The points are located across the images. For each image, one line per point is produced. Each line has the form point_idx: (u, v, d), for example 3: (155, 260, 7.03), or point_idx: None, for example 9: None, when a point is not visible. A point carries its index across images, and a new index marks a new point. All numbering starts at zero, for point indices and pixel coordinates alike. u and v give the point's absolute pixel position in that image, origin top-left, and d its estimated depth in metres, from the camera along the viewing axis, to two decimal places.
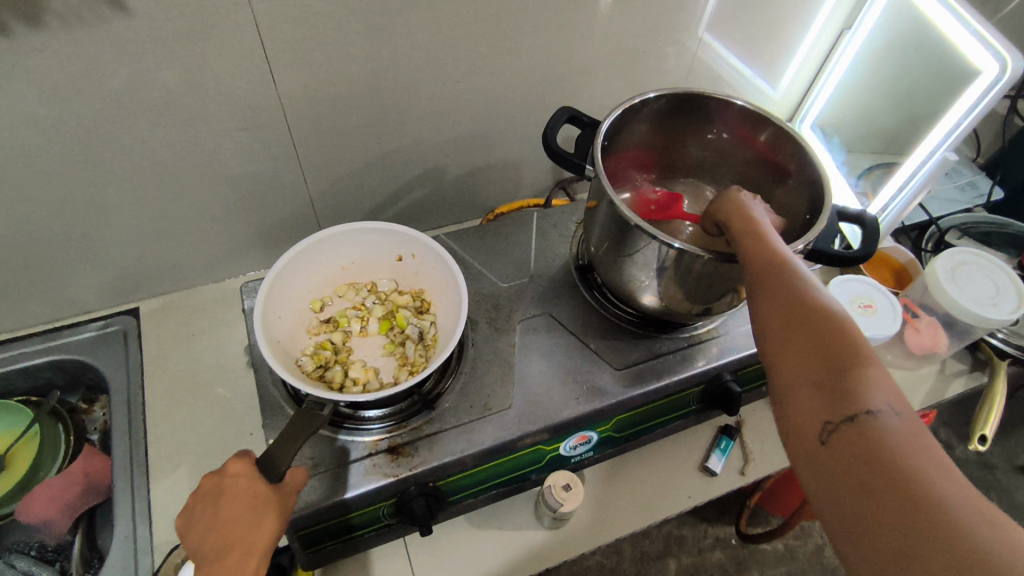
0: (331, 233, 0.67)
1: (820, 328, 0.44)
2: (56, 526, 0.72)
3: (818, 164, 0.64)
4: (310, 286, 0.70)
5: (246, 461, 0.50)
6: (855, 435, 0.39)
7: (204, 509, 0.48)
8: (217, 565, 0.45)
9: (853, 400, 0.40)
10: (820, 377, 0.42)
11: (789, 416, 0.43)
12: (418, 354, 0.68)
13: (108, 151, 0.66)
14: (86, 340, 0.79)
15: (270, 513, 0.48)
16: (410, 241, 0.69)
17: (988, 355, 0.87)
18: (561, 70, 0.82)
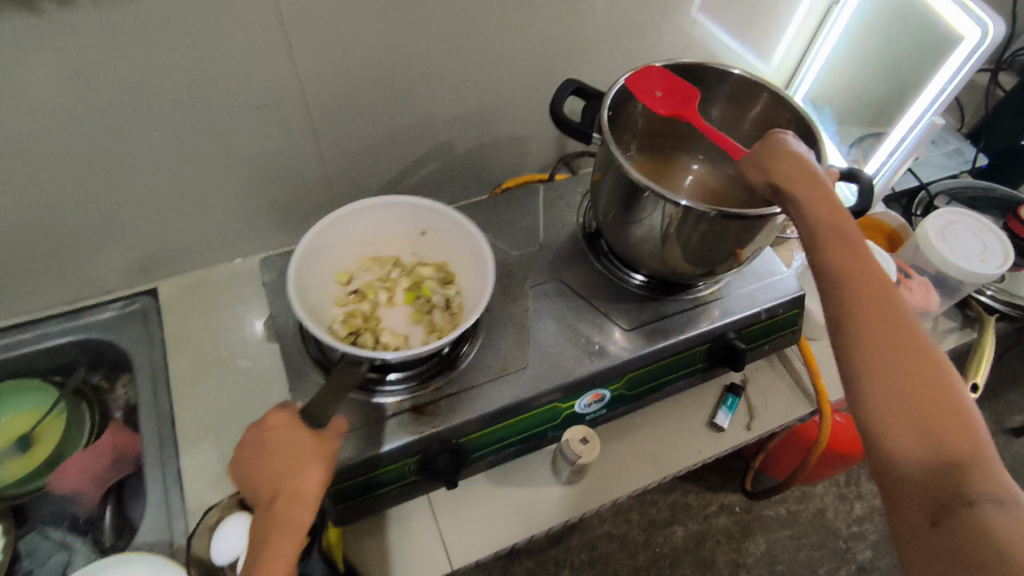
0: (357, 207, 0.70)
1: (926, 395, 0.45)
2: (88, 496, 0.75)
3: (814, 126, 0.67)
4: (337, 259, 0.72)
5: (284, 413, 0.54)
6: (971, 520, 0.40)
7: (251, 457, 0.53)
8: (271, 509, 0.50)
9: (965, 483, 0.42)
10: (928, 450, 0.43)
11: (896, 483, 0.44)
12: (444, 320, 0.70)
13: (129, 132, 0.68)
14: (108, 320, 0.81)
15: (313, 461, 0.51)
16: (431, 214, 0.72)
17: (978, 312, 0.90)
18: (564, 46, 0.84)
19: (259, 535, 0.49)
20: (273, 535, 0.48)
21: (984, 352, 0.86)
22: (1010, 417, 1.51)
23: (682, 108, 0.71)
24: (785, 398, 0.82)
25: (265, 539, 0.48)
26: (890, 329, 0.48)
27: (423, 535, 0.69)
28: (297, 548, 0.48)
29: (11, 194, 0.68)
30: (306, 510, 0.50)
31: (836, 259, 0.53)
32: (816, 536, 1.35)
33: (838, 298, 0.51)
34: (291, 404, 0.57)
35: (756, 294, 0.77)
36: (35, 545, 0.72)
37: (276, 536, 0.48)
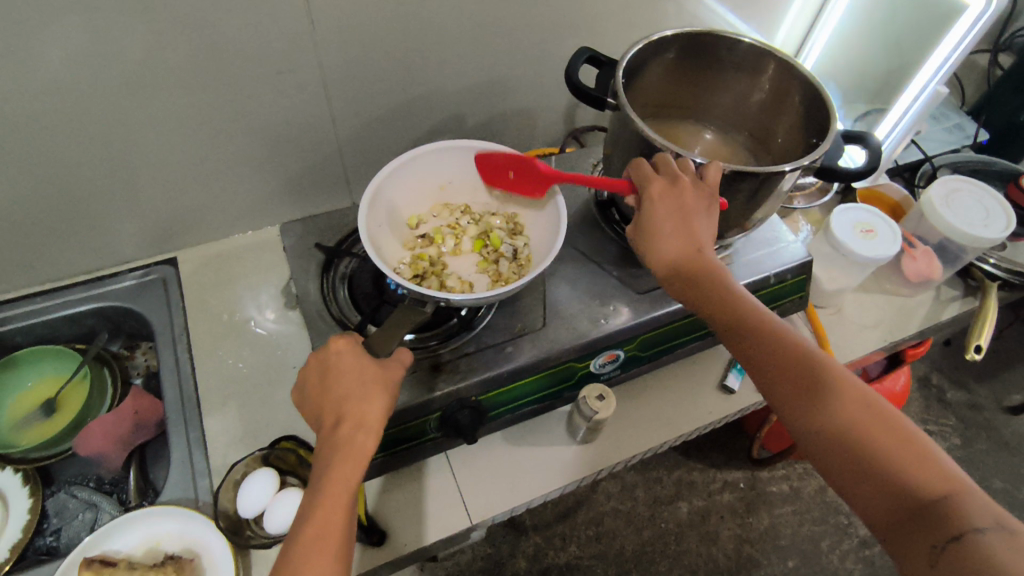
0: (430, 150, 0.70)
1: (880, 451, 0.51)
2: (111, 460, 0.75)
3: (823, 91, 0.70)
4: (408, 202, 0.73)
5: (347, 340, 0.55)
6: (963, 554, 0.44)
7: (317, 382, 0.55)
8: (337, 431, 0.51)
9: (947, 518, 0.46)
10: (901, 503, 0.49)
11: (890, 535, 0.49)
12: (510, 271, 0.72)
13: (151, 96, 0.69)
14: (128, 288, 0.83)
15: (377, 391, 0.53)
16: (508, 161, 0.72)
17: (979, 280, 0.92)
18: (576, 18, 0.86)
19: (325, 457, 0.51)
20: (340, 455, 0.50)
21: (987, 317, 0.88)
22: (1008, 396, 1.53)
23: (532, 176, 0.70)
24: None
25: (328, 462, 0.50)
26: (826, 400, 0.54)
27: (443, 492, 0.71)
28: (360, 474, 0.50)
29: (33, 159, 0.69)
30: (371, 437, 0.51)
31: (753, 347, 0.58)
32: (818, 512, 1.37)
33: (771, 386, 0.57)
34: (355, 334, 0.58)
35: (765, 259, 0.79)
36: (62, 505, 0.74)
37: (343, 456, 0.50)
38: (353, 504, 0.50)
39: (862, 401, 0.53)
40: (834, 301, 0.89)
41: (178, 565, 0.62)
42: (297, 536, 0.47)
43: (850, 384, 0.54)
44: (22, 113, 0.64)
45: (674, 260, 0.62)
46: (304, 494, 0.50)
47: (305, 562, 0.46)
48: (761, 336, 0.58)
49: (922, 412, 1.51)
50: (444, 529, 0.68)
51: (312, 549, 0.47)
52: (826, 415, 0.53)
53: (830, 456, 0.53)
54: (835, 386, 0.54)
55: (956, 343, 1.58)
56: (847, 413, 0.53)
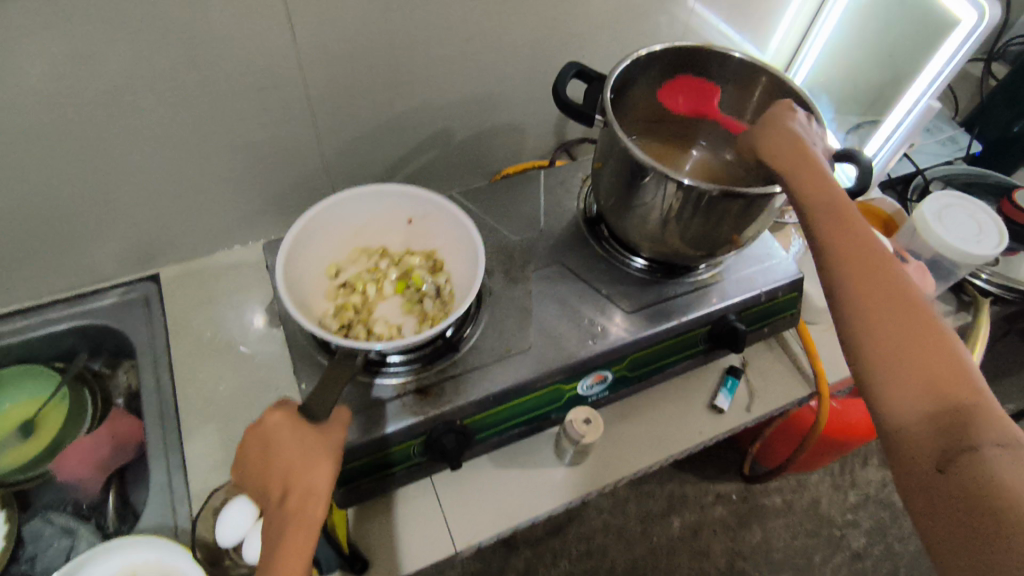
0: (343, 198, 0.68)
1: (920, 350, 0.47)
2: (90, 484, 0.74)
3: (814, 107, 0.68)
4: (324, 252, 0.71)
5: (282, 410, 0.53)
6: (981, 468, 0.41)
7: (257, 457, 0.52)
8: (282, 507, 0.49)
9: (969, 429, 0.43)
10: (926, 399, 0.46)
11: (903, 431, 0.46)
12: (436, 309, 0.70)
13: (130, 114, 0.67)
14: (108, 306, 0.82)
15: (321, 458, 0.51)
16: (416, 202, 0.71)
17: (973, 296, 0.90)
18: (563, 32, 0.84)
19: (273, 535, 0.49)
20: (287, 530, 0.48)
21: (979, 333, 0.87)
22: (1003, 405, 1.53)
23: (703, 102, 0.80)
24: (786, 380, 0.83)
25: (277, 541, 0.48)
26: (879, 290, 0.50)
27: (426, 516, 0.70)
28: (312, 546, 0.48)
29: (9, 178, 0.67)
30: (320, 506, 0.49)
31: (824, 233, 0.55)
32: (811, 525, 1.36)
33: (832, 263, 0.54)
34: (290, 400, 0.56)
35: (756, 276, 0.78)
36: (37, 532, 0.71)
37: (290, 532, 0.48)
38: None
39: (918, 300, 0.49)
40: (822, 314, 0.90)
41: None
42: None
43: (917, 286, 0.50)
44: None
45: (772, 148, 0.60)
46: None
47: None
48: (833, 221, 0.55)
49: None
50: (428, 554, 0.67)
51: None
52: (879, 307, 0.50)
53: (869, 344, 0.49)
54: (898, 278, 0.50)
55: None
56: (898, 305, 0.49)
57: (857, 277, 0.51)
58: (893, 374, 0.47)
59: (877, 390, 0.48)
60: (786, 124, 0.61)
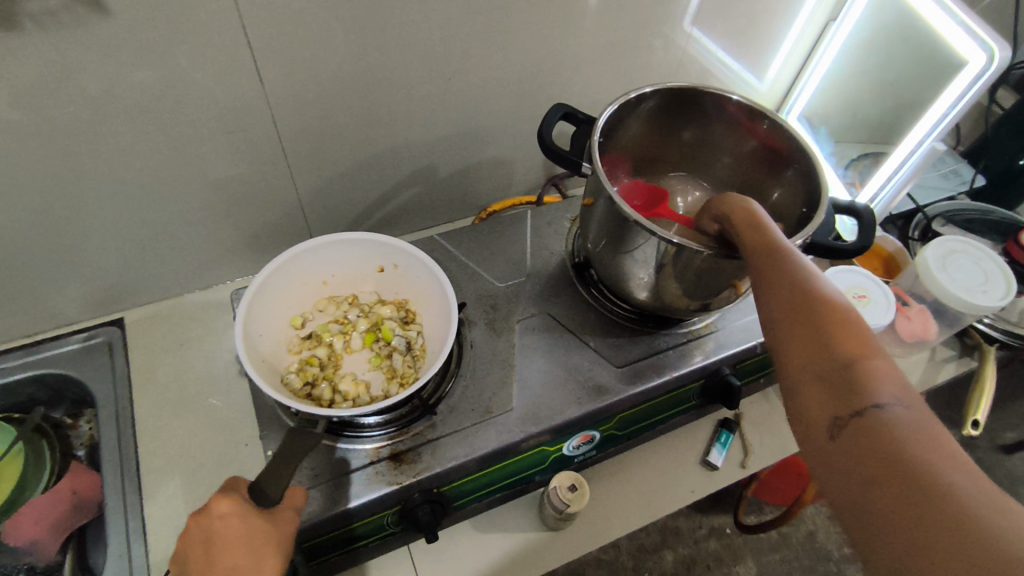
0: (308, 247, 0.64)
1: (818, 319, 0.43)
2: (45, 547, 0.69)
3: (814, 158, 0.64)
4: (288, 302, 0.66)
5: (232, 498, 0.48)
6: (874, 430, 0.37)
7: (197, 553, 0.47)
8: None
9: (864, 390, 0.39)
10: (822, 360, 0.42)
11: (799, 396, 0.42)
12: (406, 365, 0.65)
13: (87, 156, 0.63)
14: (71, 352, 0.77)
15: (270, 553, 0.47)
16: (388, 250, 0.66)
17: (977, 341, 0.88)
18: (552, 65, 0.81)
19: None
20: None
21: (986, 384, 0.84)
22: (1002, 434, 1.51)
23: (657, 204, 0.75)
24: (783, 434, 0.79)
25: None
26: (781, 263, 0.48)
27: None
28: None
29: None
30: None
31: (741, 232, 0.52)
32: (807, 560, 1.32)
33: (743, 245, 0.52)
34: (238, 484, 0.51)
35: (752, 326, 0.75)
36: None
37: None
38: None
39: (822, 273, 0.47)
40: None
41: None
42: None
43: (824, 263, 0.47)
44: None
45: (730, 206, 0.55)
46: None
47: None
48: (744, 207, 0.54)
49: None
50: None
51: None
52: (781, 280, 0.47)
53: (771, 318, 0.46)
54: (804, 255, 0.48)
55: None
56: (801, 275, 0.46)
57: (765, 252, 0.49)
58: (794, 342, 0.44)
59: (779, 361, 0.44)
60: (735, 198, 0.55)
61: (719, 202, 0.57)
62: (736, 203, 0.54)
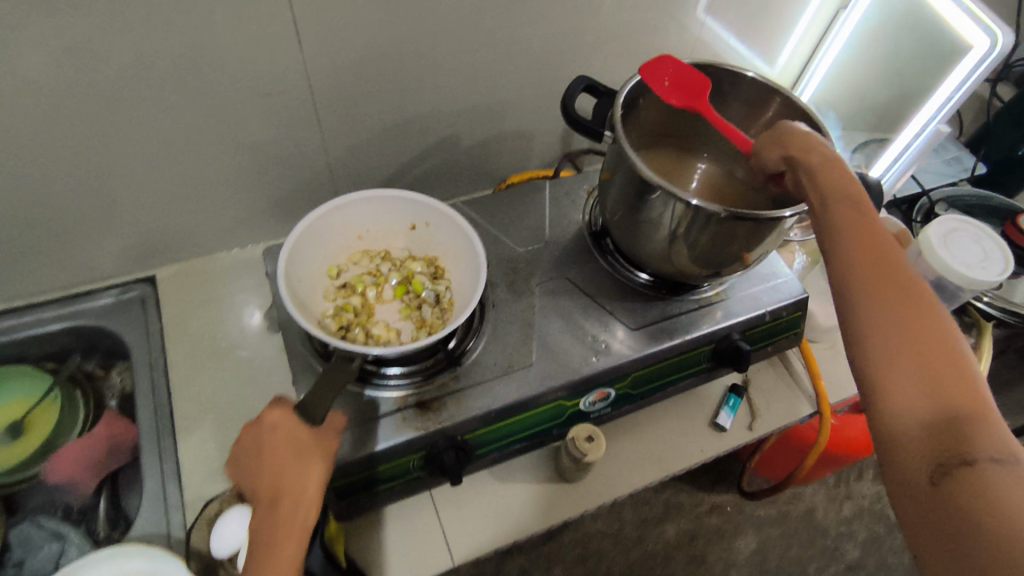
0: (346, 201, 0.67)
1: (927, 355, 0.42)
2: (82, 486, 0.74)
3: (824, 130, 0.68)
4: (325, 253, 0.69)
5: (282, 409, 0.54)
6: (983, 484, 0.37)
7: (251, 453, 0.53)
8: (272, 508, 0.50)
9: (973, 439, 0.39)
10: (928, 400, 0.41)
11: (897, 436, 0.41)
12: (435, 317, 0.69)
13: (129, 114, 0.66)
14: (104, 306, 0.80)
15: (315, 460, 0.52)
16: (421, 207, 0.69)
17: (975, 318, 0.91)
18: (574, 41, 0.83)
19: (263, 538, 0.49)
20: (277, 533, 0.49)
21: (983, 357, 0.87)
22: None
23: (695, 99, 0.68)
24: (788, 401, 0.83)
25: (269, 543, 0.49)
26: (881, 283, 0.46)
27: (425, 529, 0.70)
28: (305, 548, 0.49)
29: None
30: (313, 509, 0.51)
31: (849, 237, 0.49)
32: (805, 536, 1.37)
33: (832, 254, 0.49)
34: (287, 398, 0.57)
35: (760, 296, 0.78)
36: (26, 536, 0.70)
37: (279, 535, 0.49)
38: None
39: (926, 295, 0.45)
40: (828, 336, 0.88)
41: None
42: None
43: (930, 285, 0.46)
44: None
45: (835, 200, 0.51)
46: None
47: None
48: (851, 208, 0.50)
49: None
50: (427, 566, 0.68)
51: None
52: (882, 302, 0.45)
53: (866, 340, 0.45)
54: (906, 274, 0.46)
55: None
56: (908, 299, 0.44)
57: (868, 270, 0.47)
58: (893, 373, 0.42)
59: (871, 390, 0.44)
60: (847, 188, 0.51)
61: (818, 188, 0.53)
62: (842, 200, 0.51)
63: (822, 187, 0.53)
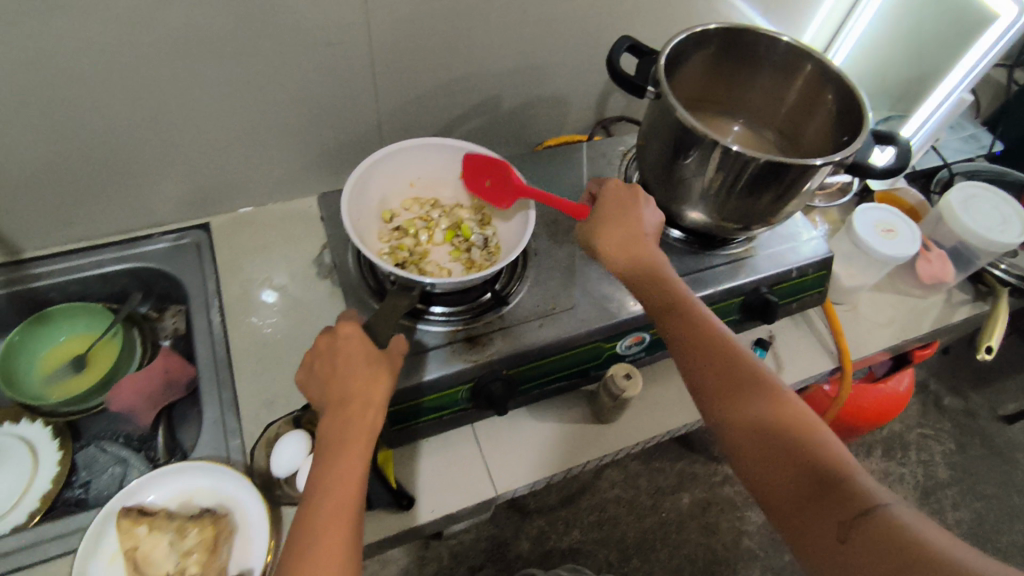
0: (402, 147, 0.71)
1: (792, 439, 0.54)
2: (142, 415, 0.77)
3: (856, 90, 0.72)
4: (380, 198, 0.74)
5: (354, 325, 0.59)
6: (877, 525, 0.46)
7: (325, 363, 0.59)
8: (342, 411, 0.55)
9: (852, 491, 0.49)
10: (806, 475, 0.51)
11: (796, 514, 0.50)
12: (482, 258, 0.73)
13: (201, 59, 0.69)
14: (162, 250, 0.84)
15: (383, 374, 0.57)
16: (471, 157, 0.74)
17: (990, 286, 0.95)
18: (617, 6, 0.87)
19: (334, 436, 0.54)
20: (346, 433, 0.54)
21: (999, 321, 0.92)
22: (1003, 405, 1.60)
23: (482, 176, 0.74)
24: (809, 356, 0.87)
25: (341, 441, 0.54)
26: (736, 392, 0.58)
27: (468, 460, 0.74)
28: (368, 452, 0.54)
29: (72, 117, 0.69)
30: (379, 417, 0.56)
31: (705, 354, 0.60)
32: None
33: (691, 369, 0.60)
34: (356, 317, 0.62)
35: (787, 252, 0.82)
36: (92, 458, 0.77)
37: (348, 435, 0.54)
38: (363, 485, 0.53)
39: (769, 387, 0.57)
40: (850, 298, 0.92)
41: (215, 518, 0.62)
42: (319, 511, 0.50)
43: (766, 372, 0.58)
44: (65, 70, 0.64)
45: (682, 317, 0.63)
46: (313, 472, 0.53)
47: (324, 536, 0.49)
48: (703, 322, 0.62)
49: (919, 417, 1.56)
50: (471, 495, 0.72)
51: (332, 523, 0.50)
52: (742, 410, 0.56)
53: (746, 448, 0.55)
54: (748, 374, 0.58)
55: (954, 352, 1.66)
56: (769, 396, 0.57)
57: (726, 379, 0.58)
58: (777, 468, 0.53)
59: (766, 488, 0.53)
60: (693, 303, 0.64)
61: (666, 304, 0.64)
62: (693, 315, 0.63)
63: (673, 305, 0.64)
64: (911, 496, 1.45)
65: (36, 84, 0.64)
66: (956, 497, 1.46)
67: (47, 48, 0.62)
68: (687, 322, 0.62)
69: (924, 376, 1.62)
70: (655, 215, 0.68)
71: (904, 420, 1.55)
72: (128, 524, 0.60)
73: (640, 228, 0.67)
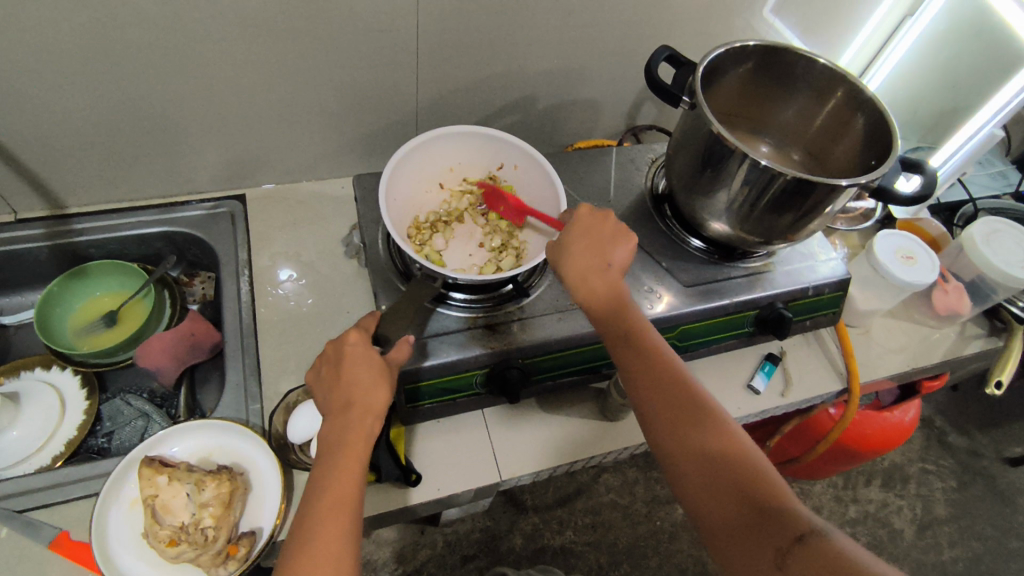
0: (445, 133, 0.74)
1: (726, 458, 0.55)
2: (167, 375, 0.79)
3: (887, 117, 0.73)
4: (420, 178, 0.78)
5: (360, 332, 0.60)
6: (816, 551, 0.49)
7: (330, 366, 0.59)
8: (342, 415, 0.56)
9: (791, 518, 0.51)
10: (740, 499, 0.53)
11: (733, 541, 0.52)
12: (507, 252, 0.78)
13: (255, 38, 0.71)
14: (198, 216, 0.87)
15: (383, 381, 0.57)
16: (512, 152, 0.77)
17: (1007, 322, 0.95)
18: (658, 18, 0.88)
19: (334, 439, 0.55)
20: (343, 437, 0.54)
21: (1009, 362, 0.94)
22: (1008, 448, 1.59)
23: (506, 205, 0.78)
24: (818, 374, 0.88)
25: (339, 442, 0.54)
26: (687, 423, 0.57)
27: (476, 443, 0.76)
28: (366, 454, 0.54)
29: (127, 84, 0.71)
30: (379, 421, 0.56)
31: (647, 367, 0.60)
32: None
33: (641, 392, 0.59)
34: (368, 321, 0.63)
35: (806, 270, 0.83)
36: (116, 411, 0.80)
37: (345, 439, 0.54)
38: (362, 485, 0.53)
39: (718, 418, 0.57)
40: (864, 322, 0.93)
41: (232, 476, 0.64)
42: (317, 506, 0.51)
43: (701, 391, 0.59)
44: (126, 39, 0.67)
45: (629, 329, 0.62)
46: (312, 470, 0.53)
47: (321, 532, 0.50)
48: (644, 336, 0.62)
49: (922, 451, 1.56)
50: (476, 479, 0.73)
51: (328, 519, 0.50)
52: (692, 439, 0.56)
53: (686, 473, 0.56)
54: (697, 403, 0.58)
55: (963, 390, 1.66)
56: (707, 415, 0.57)
57: (662, 397, 0.58)
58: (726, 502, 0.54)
59: (710, 516, 0.54)
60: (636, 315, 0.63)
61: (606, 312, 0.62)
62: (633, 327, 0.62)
63: (619, 316, 0.62)
64: (907, 529, 1.45)
65: (99, 51, 0.67)
66: (953, 534, 1.46)
67: (111, 17, 0.64)
68: (643, 351, 0.60)
69: (931, 410, 1.62)
70: (623, 246, 0.65)
71: (906, 453, 1.55)
72: (150, 473, 0.62)
73: (606, 259, 0.64)
